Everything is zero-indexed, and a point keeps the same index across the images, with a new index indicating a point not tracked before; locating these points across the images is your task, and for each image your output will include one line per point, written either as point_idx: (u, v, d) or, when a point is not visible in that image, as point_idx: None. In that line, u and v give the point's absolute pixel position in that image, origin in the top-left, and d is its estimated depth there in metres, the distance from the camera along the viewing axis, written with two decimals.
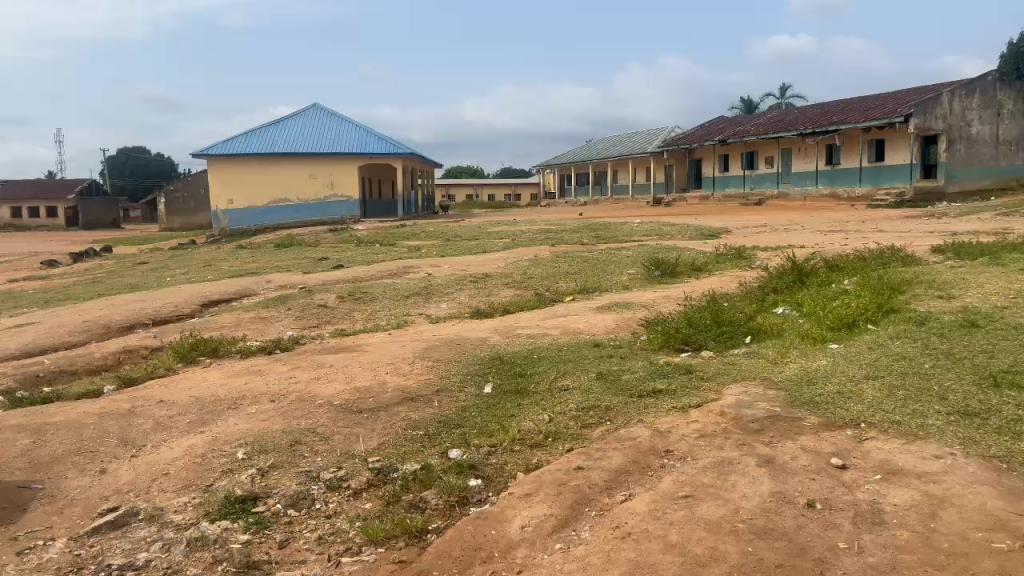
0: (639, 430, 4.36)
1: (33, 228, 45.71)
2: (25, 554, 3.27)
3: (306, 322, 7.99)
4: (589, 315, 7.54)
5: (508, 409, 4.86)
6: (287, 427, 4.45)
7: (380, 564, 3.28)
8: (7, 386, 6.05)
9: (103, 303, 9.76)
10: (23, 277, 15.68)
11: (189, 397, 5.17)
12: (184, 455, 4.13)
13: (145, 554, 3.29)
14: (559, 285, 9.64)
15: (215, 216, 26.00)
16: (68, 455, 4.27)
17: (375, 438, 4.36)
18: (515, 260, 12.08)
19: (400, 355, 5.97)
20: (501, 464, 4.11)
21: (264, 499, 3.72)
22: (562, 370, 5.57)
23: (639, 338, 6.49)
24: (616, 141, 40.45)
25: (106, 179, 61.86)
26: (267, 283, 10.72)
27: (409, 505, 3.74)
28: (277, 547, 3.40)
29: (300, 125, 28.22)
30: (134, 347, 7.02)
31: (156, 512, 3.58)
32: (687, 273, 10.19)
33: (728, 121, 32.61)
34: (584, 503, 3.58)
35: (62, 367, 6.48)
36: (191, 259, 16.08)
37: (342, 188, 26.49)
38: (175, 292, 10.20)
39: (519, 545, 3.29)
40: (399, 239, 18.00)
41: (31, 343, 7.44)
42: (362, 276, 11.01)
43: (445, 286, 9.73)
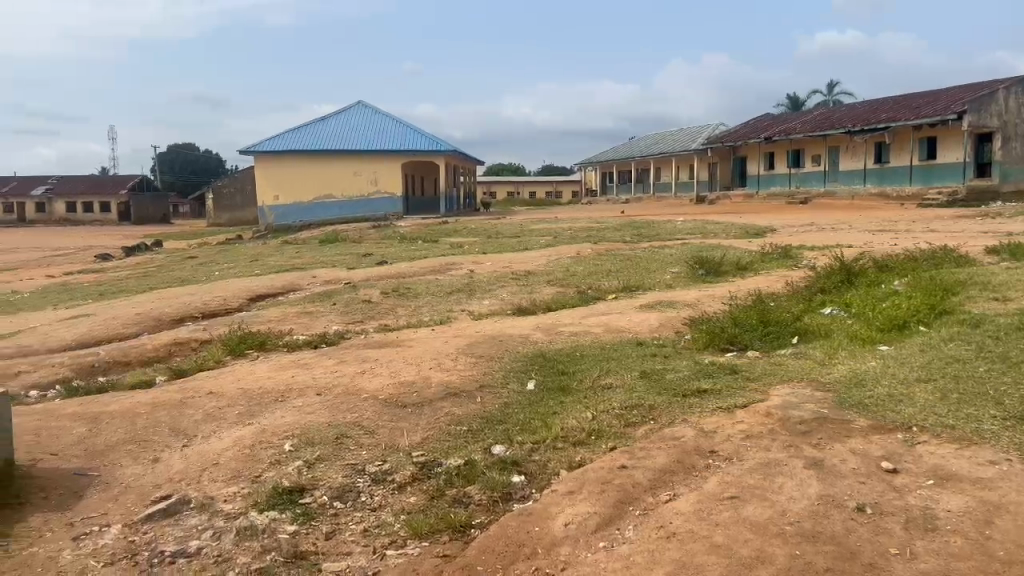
0: (684, 430, 4.32)
1: (87, 223, 46.82)
2: (81, 539, 3.35)
3: (351, 318, 8.08)
4: (632, 313, 7.48)
5: (551, 407, 4.84)
6: (333, 421, 4.50)
7: (424, 558, 3.30)
8: (64, 376, 6.23)
9: (154, 296, 9.97)
10: (77, 270, 16.09)
11: (238, 389, 5.27)
12: (233, 446, 4.20)
13: (197, 541, 3.36)
14: (601, 284, 9.59)
15: (262, 212, 26.58)
16: (123, 443, 4.38)
17: (419, 433, 4.39)
18: (558, 258, 12.06)
19: (442, 350, 6.00)
20: (544, 461, 4.11)
21: (311, 491, 3.77)
22: (605, 369, 5.54)
23: (684, 338, 6.44)
24: (659, 138, 40.14)
25: (157, 176, 63.22)
26: (313, 278, 10.85)
27: (453, 500, 3.77)
28: (323, 538, 3.45)
29: (344, 122, 28.52)
30: (184, 339, 7.18)
31: (206, 501, 3.65)
32: (732, 272, 10.06)
33: (774, 118, 32.12)
34: (628, 502, 3.56)
35: (116, 358, 6.65)
36: (239, 253, 16.36)
37: (385, 185, 26.70)
38: (224, 286, 10.38)
39: (562, 542, 3.29)
40: (442, 235, 18.11)
41: (86, 334, 7.64)
42: (405, 273, 11.10)
43: (487, 283, 9.74)
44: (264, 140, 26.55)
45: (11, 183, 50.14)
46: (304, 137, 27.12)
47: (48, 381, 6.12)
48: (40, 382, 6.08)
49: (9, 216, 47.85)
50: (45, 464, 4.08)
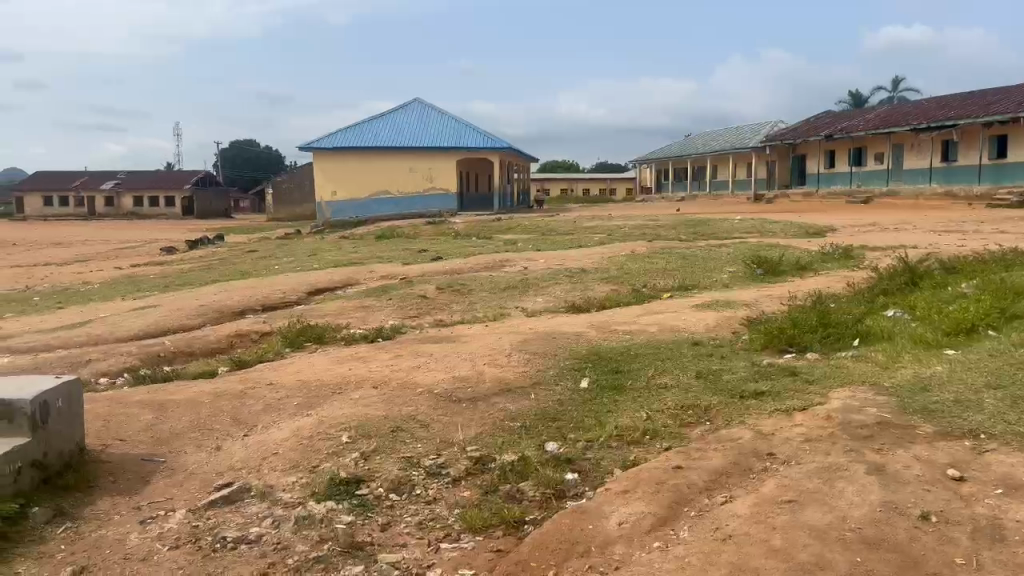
0: (741, 431, 4.27)
1: (153, 217, 48.33)
2: (148, 523, 3.46)
3: (407, 312, 8.18)
4: (687, 312, 7.39)
5: (605, 405, 4.82)
6: (389, 414, 4.55)
7: (478, 552, 3.32)
8: (131, 364, 6.44)
9: (217, 289, 10.23)
10: (144, 262, 16.60)
11: (297, 381, 5.38)
12: (293, 436, 4.28)
13: (257, 529, 3.43)
14: (657, 282, 9.52)
15: (319, 207, 27.02)
16: (187, 431, 4.51)
17: (473, 427, 4.42)
18: (613, 255, 12.01)
19: (496, 347, 6.02)
20: (598, 459, 4.10)
21: (367, 482, 3.83)
22: (660, 368, 5.49)
23: (741, 338, 6.34)
24: (716, 135, 39.62)
25: (220, 171, 64.88)
26: (370, 273, 11.00)
27: (507, 495, 3.78)
28: (380, 529, 3.49)
29: (401, 118, 28.80)
30: (245, 330, 7.35)
31: (266, 490, 3.74)
32: (792, 272, 9.88)
33: (835, 115, 31.38)
34: (683, 503, 3.53)
35: (180, 348, 6.83)
36: (297, 248, 16.68)
37: (440, 181, 26.89)
38: (282, 280, 10.57)
39: (617, 541, 3.27)
40: (496, 232, 18.21)
41: (153, 325, 7.89)
42: (460, 269, 11.18)
43: (541, 280, 9.74)
44: (322, 137, 26.95)
45: (82, 177, 51.90)
46: (361, 134, 27.45)
47: (117, 368, 6.34)
48: (109, 368, 6.30)
49: (80, 210, 49.47)
50: (113, 449, 4.21)
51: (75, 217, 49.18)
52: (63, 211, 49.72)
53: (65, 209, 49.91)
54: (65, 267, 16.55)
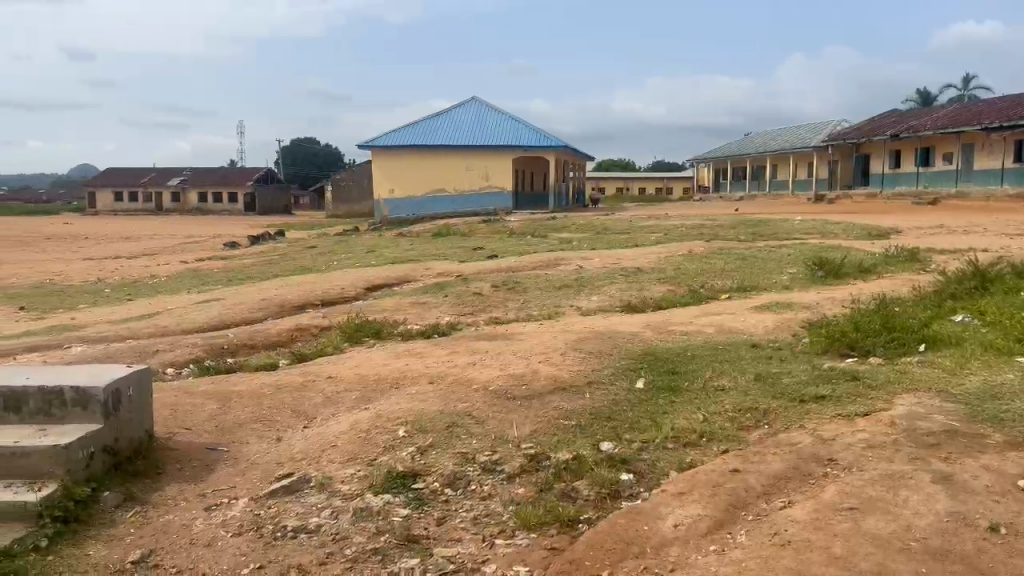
0: (801, 436, 4.18)
1: (216, 213, 49.55)
2: (213, 510, 3.56)
3: (463, 309, 8.24)
4: (745, 314, 7.27)
5: (661, 407, 4.78)
6: (445, 409, 4.59)
7: (532, 549, 3.33)
8: (196, 354, 6.63)
9: (278, 283, 10.44)
10: (208, 256, 17.06)
11: (355, 375, 5.46)
12: (351, 429, 4.35)
13: (317, 519, 3.50)
14: (714, 282, 9.40)
15: (378, 205, 27.34)
16: (250, 422, 4.62)
17: (528, 424, 4.43)
18: (669, 255, 11.90)
19: (551, 345, 6.01)
20: (653, 461, 4.06)
21: (423, 476, 3.87)
22: (718, 370, 5.43)
23: (801, 341, 6.22)
24: (777, 134, 38.87)
25: (281, 168, 66.24)
26: (426, 270, 11.11)
27: (562, 494, 3.78)
28: (435, 523, 3.53)
29: (459, 117, 28.96)
30: (305, 325, 7.49)
31: (326, 481, 3.81)
32: (854, 274, 9.66)
33: (902, 113, 30.49)
34: (740, 506, 3.49)
35: (244, 340, 7.01)
36: (355, 244, 16.96)
37: (496, 179, 26.99)
38: (341, 276, 10.74)
39: (672, 543, 3.25)
40: (551, 231, 18.20)
41: (217, 317, 8.10)
42: (516, 267, 11.21)
43: (597, 279, 9.69)
44: (381, 136, 27.25)
45: (149, 173, 53.47)
46: (419, 133, 27.69)
47: (183, 358, 6.51)
48: (176, 359, 6.48)
49: (148, 205, 51.02)
50: (180, 438, 4.34)
51: (143, 212, 50.74)
52: (132, 207, 51.32)
53: (134, 205, 51.52)
54: (133, 261, 17.09)
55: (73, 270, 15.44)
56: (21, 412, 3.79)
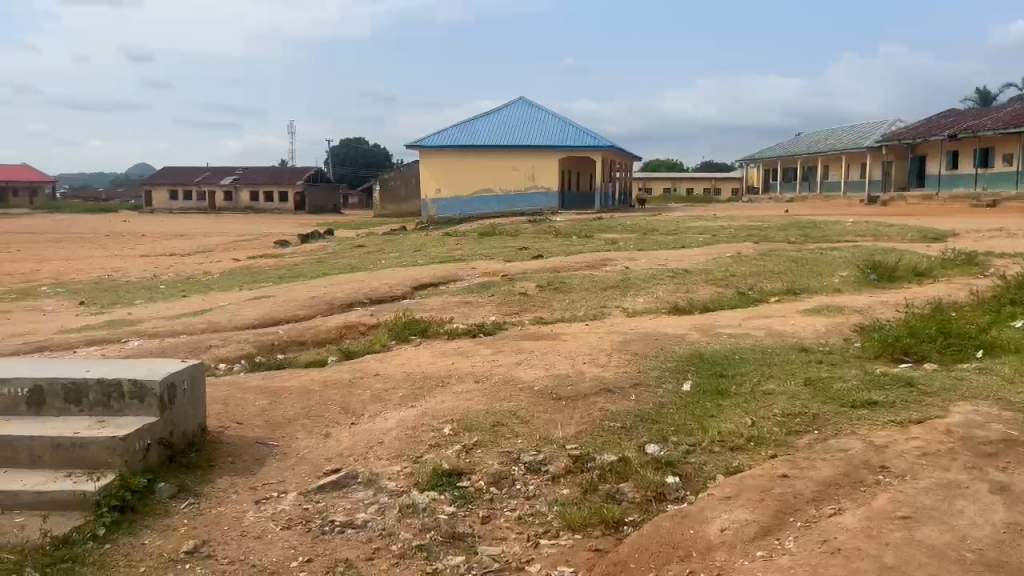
0: (852, 442, 4.11)
1: (267, 212, 50.46)
2: (263, 504, 3.62)
3: (508, 309, 8.27)
4: (795, 317, 7.15)
5: (708, 410, 4.74)
6: (491, 409, 4.61)
7: (577, 551, 3.33)
8: (247, 350, 6.76)
9: (327, 282, 10.60)
10: (259, 254, 17.36)
11: (402, 372, 5.52)
12: (398, 426, 4.41)
13: (364, 515, 3.54)
14: (764, 285, 9.26)
15: (425, 204, 27.56)
16: (299, 417, 4.70)
17: (573, 425, 4.43)
18: (717, 256, 11.78)
19: (598, 346, 6.00)
20: (700, 464, 4.02)
21: (469, 474, 3.90)
22: (767, 374, 5.35)
23: (853, 346, 6.11)
24: (828, 134, 38.15)
25: (331, 169, 67.29)
26: (472, 270, 11.17)
27: (608, 495, 3.76)
28: (481, 522, 3.55)
29: (506, 116, 29.01)
30: (354, 322, 7.59)
31: (373, 477, 3.86)
32: (909, 278, 9.43)
33: (961, 113, 29.64)
34: (788, 512, 3.43)
35: (293, 337, 7.12)
36: (402, 243, 17.14)
37: (543, 179, 26.99)
38: (388, 275, 10.84)
39: (719, 548, 3.21)
40: (597, 231, 18.15)
41: (268, 314, 8.24)
42: (562, 267, 11.20)
43: (643, 280, 9.63)
44: (428, 136, 27.44)
45: (203, 172, 54.67)
46: (467, 132, 27.81)
47: (235, 354, 6.65)
48: (227, 355, 6.62)
49: (201, 203, 52.19)
50: (232, 432, 4.43)
51: (198, 210, 51.92)
52: (187, 205, 52.55)
53: (188, 203, 52.77)
54: (188, 258, 17.51)
55: (131, 266, 15.87)
56: (81, 404, 3.90)
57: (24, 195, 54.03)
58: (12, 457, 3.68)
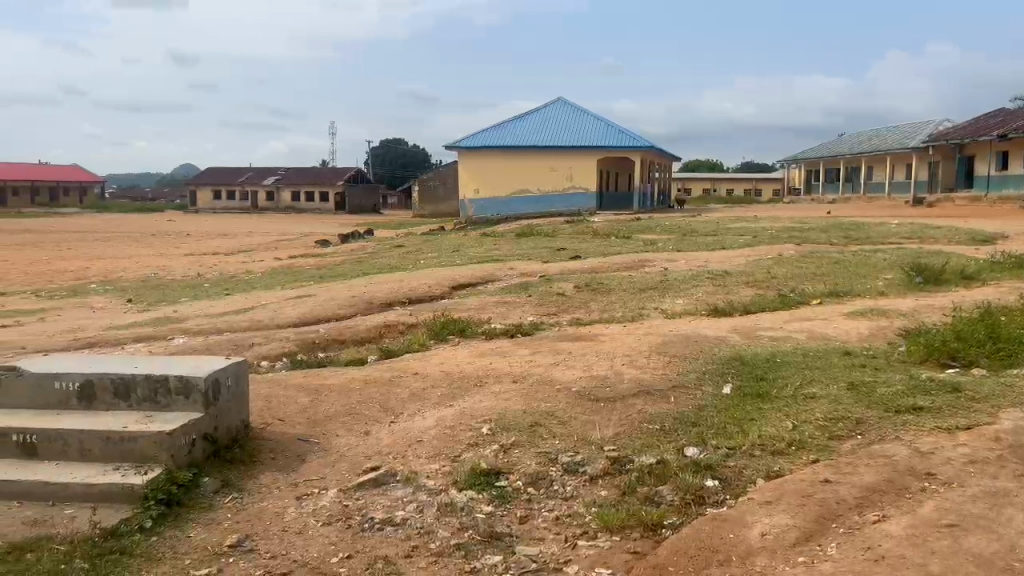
0: (896, 448, 4.03)
1: (308, 212, 51.09)
2: (304, 500, 3.67)
3: (546, 309, 8.27)
4: (838, 320, 7.04)
5: (748, 413, 4.69)
6: (529, 409, 4.61)
7: (615, 552, 3.32)
8: (289, 349, 6.85)
9: (367, 281, 10.71)
10: (300, 254, 17.57)
11: (441, 372, 5.55)
12: (437, 425, 4.44)
13: (402, 512, 3.57)
14: (805, 287, 9.13)
15: (463, 205, 27.68)
16: (339, 415, 4.75)
17: (611, 427, 4.41)
18: (757, 258, 11.64)
19: (636, 347, 5.97)
20: (740, 467, 3.98)
21: (506, 474, 3.91)
22: (809, 377, 5.29)
23: (898, 350, 5.99)
24: (873, 134, 37.46)
25: (371, 169, 68.02)
26: (511, 270, 11.18)
27: (645, 498, 3.74)
28: (518, 521, 3.56)
29: (545, 117, 29.00)
30: (393, 321, 7.65)
31: (412, 475, 3.89)
32: (957, 281, 9.22)
33: (1011, 112, 28.86)
34: (831, 518, 3.38)
35: (334, 336, 7.20)
36: (441, 243, 17.24)
37: (581, 179, 26.92)
38: (426, 275, 10.90)
39: (759, 553, 3.18)
40: (636, 231, 18.05)
41: (310, 313, 8.35)
42: (600, 268, 11.17)
43: (682, 282, 9.56)
44: (467, 136, 27.52)
45: (246, 172, 55.49)
46: (505, 133, 27.85)
47: (277, 352, 6.75)
48: (270, 353, 6.73)
49: (244, 203, 53.02)
50: (275, 428, 4.50)
51: (241, 210, 52.73)
52: (230, 205, 53.39)
53: (232, 203, 53.64)
54: (231, 257, 17.81)
55: (176, 264, 16.20)
56: (129, 399, 3.99)
57: (74, 195, 55.33)
58: (64, 451, 3.78)
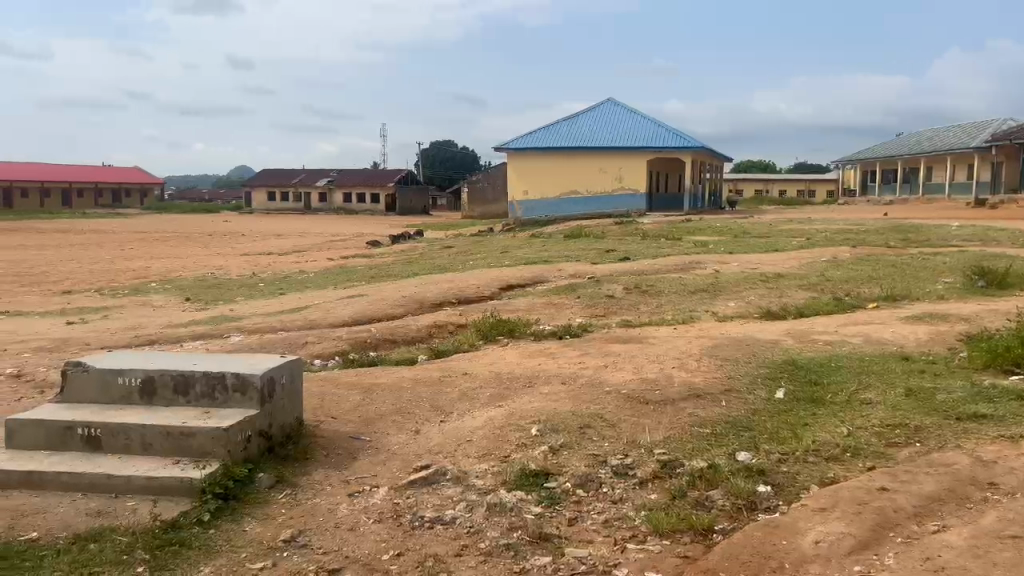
0: (957, 456, 3.93)
1: (361, 213, 51.68)
2: (356, 497, 3.72)
3: (595, 311, 8.24)
4: (895, 325, 6.87)
5: (802, 418, 4.61)
6: (577, 411, 4.60)
7: (665, 556, 3.29)
8: (341, 347, 6.94)
9: (417, 282, 10.79)
10: (351, 255, 17.80)
11: (490, 372, 5.57)
12: (486, 425, 4.46)
13: (452, 511, 3.59)
14: (862, 291, 8.93)
15: (512, 206, 27.75)
16: (390, 414, 4.80)
17: (661, 430, 4.37)
18: (812, 260, 11.43)
19: (686, 350, 5.91)
20: (794, 474, 3.92)
21: (555, 476, 3.91)
22: (865, 382, 5.17)
23: (958, 356, 5.82)
24: (932, 134, 36.44)
25: (421, 170, 68.58)
26: (559, 271, 11.16)
27: (695, 502, 3.71)
28: (567, 523, 3.56)
29: (595, 118, 28.90)
30: (443, 322, 7.71)
31: (462, 475, 3.91)
32: (1021, 284, 8.93)
33: None
34: (888, 527, 3.31)
35: (385, 335, 7.27)
36: (490, 244, 17.30)
37: (630, 180, 26.72)
38: (475, 275, 10.95)
39: (813, 560, 3.12)
40: (686, 233, 17.86)
41: (362, 313, 8.45)
42: (650, 270, 11.08)
43: (734, 284, 9.43)
44: (517, 137, 27.59)
45: (300, 174, 56.39)
46: (555, 134, 27.83)
47: (330, 351, 6.86)
48: (322, 352, 6.84)
49: (298, 204, 53.85)
50: (327, 426, 4.58)
51: (294, 211, 53.56)
52: (284, 206, 54.28)
53: (285, 204, 54.53)
54: (285, 257, 18.13)
55: (233, 264, 16.56)
56: (188, 395, 4.09)
57: (135, 196, 56.90)
58: (126, 445, 3.89)
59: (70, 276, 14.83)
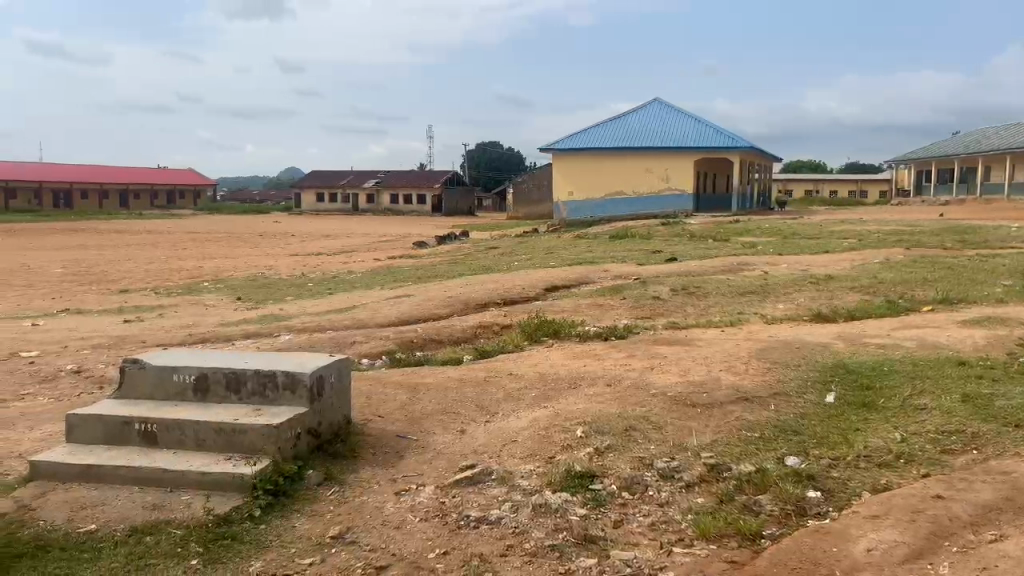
0: (1016, 464, 3.81)
1: (407, 213, 52.12)
2: (403, 495, 3.76)
3: (641, 312, 8.19)
4: (951, 328, 6.69)
5: (853, 423, 4.52)
6: (623, 413, 4.58)
7: (711, 561, 3.26)
8: (388, 347, 7.02)
9: (463, 282, 10.84)
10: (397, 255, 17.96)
11: (536, 373, 5.58)
12: (530, 426, 4.46)
13: (497, 511, 3.60)
14: (915, 293, 8.72)
15: (557, 207, 27.74)
16: (436, 413, 4.84)
17: (708, 434, 4.33)
18: (863, 262, 11.19)
19: (733, 352, 5.84)
20: (844, 479, 3.84)
21: (601, 478, 3.89)
22: (919, 387, 5.04)
23: (1017, 361, 5.64)
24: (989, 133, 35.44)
25: (467, 172, 68.92)
26: (604, 272, 11.12)
27: (744, 506, 3.66)
28: (612, 525, 3.55)
29: (641, 118, 28.73)
30: (489, 322, 7.75)
31: (507, 475, 3.92)
32: None
33: None
34: (943, 535, 3.23)
35: (431, 335, 7.33)
36: (534, 245, 17.30)
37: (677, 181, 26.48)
38: (520, 276, 10.96)
39: (866, 568, 3.06)
40: (734, 234, 17.66)
41: (408, 313, 8.53)
42: (697, 270, 10.97)
43: (783, 286, 9.28)
44: (563, 138, 27.58)
45: (348, 175, 57.09)
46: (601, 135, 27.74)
47: (377, 350, 6.93)
48: (369, 351, 6.91)
49: (345, 205, 54.48)
50: (374, 425, 4.62)
51: (342, 211, 54.21)
52: (332, 206, 54.99)
53: (333, 205, 55.21)
54: (333, 257, 18.35)
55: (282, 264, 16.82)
56: (239, 393, 4.17)
57: (189, 196, 58.19)
58: (180, 440, 3.99)
59: (127, 275, 15.23)
